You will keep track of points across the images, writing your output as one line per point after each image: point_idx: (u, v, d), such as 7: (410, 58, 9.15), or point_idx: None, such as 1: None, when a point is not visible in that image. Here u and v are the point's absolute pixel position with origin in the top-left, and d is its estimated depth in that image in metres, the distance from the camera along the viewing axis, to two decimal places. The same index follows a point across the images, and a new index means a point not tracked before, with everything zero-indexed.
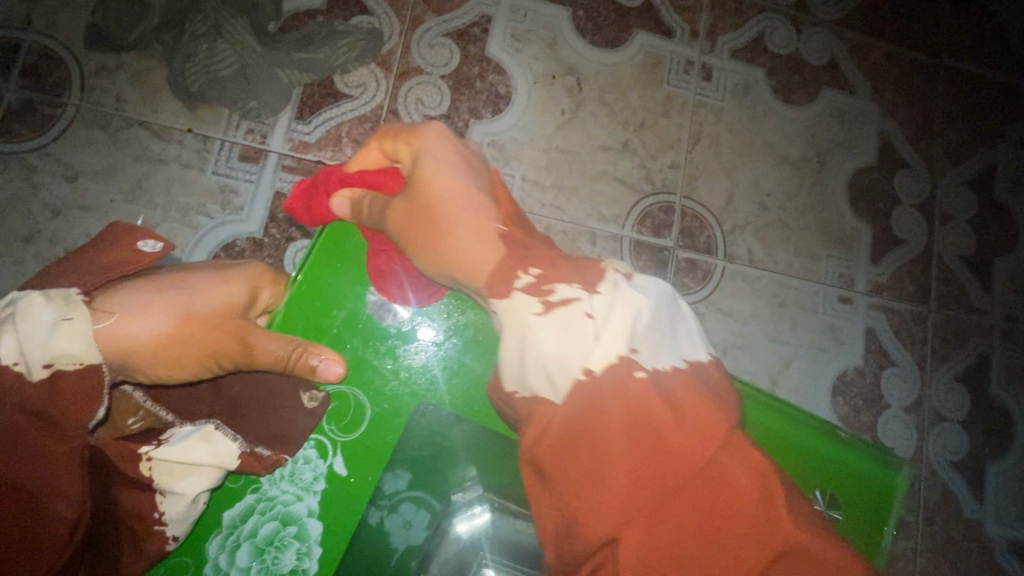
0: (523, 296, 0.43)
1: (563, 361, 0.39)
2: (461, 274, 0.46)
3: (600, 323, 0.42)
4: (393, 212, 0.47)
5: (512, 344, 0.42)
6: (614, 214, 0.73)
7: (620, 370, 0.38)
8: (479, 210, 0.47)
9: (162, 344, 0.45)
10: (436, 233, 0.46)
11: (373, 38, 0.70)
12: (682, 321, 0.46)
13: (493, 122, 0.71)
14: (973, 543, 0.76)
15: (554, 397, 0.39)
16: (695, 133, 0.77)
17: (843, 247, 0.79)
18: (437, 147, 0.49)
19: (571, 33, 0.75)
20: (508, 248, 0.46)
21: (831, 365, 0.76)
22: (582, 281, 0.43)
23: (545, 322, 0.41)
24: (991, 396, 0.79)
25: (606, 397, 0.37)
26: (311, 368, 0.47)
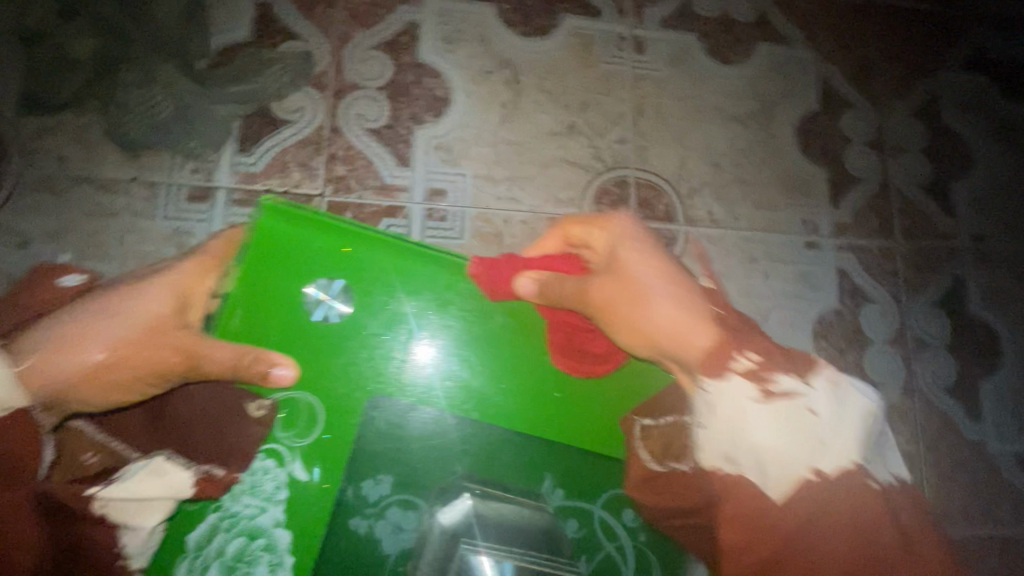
0: (739, 378, 0.58)
1: (783, 454, 0.56)
2: (670, 345, 0.59)
3: (811, 412, 0.58)
4: (592, 290, 0.60)
5: (728, 432, 0.56)
6: (571, 196, 0.73)
7: (854, 473, 0.58)
8: (690, 307, 0.62)
9: (91, 372, 0.51)
10: (635, 304, 0.60)
11: (304, 60, 0.70)
12: (886, 441, 0.63)
13: (435, 125, 0.72)
14: (979, 464, 0.76)
15: (762, 482, 0.56)
16: (639, 106, 0.77)
17: (802, 194, 0.79)
18: (626, 241, 0.66)
19: (500, 27, 0.76)
20: (719, 336, 0.61)
21: (810, 311, 0.76)
22: (792, 372, 0.61)
23: (759, 410, 0.57)
24: (972, 317, 0.80)
25: (838, 498, 0.56)
26: (261, 375, 0.53)
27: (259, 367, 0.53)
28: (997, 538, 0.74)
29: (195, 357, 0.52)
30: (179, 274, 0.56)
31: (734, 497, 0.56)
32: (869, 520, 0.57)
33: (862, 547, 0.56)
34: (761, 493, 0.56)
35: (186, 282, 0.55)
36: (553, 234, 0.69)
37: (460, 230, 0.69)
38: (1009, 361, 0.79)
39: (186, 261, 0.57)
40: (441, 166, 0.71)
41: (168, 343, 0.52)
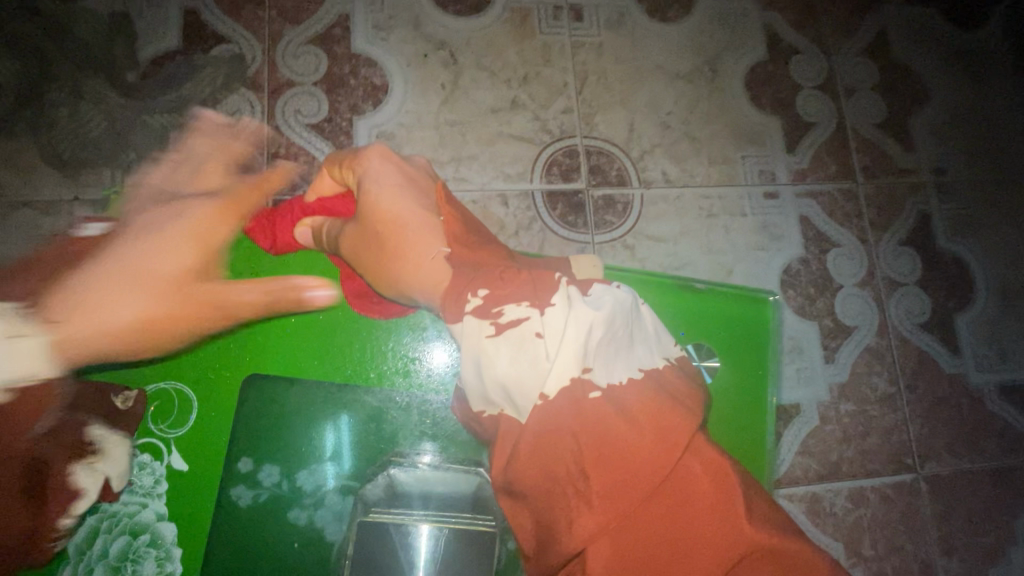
0: (475, 319, 0.52)
1: (523, 381, 0.49)
2: (411, 287, 0.56)
3: (539, 336, 0.50)
4: (341, 244, 0.58)
5: (472, 367, 0.51)
6: (520, 171, 0.73)
7: (575, 394, 0.48)
8: (429, 233, 0.57)
9: (125, 330, 0.53)
10: (382, 257, 0.56)
11: (237, 63, 0.70)
12: (644, 329, 0.55)
13: (376, 114, 0.71)
14: (962, 398, 0.75)
15: (516, 412, 0.50)
16: (581, 74, 0.77)
17: (756, 144, 0.78)
18: (375, 178, 0.59)
19: (433, 8, 0.75)
20: (459, 275, 0.55)
21: (775, 261, 0.75)
22: (531, 298, 0.52)
23: (494, 344, 0.51)
24: (940, 250, 0.78)
25: (568, 416, 0.48)
26: (301, 299, 0.59)
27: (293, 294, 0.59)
28: (985, 469, 0.73)
29: (221, 305, 0.57)
30: (190, 219, 0.59)
31: (506, 437, 0.50)
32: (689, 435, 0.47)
33: (594, 430, 0.47)
34: (506, 417, 0.51)
35: (204, 234, 0.59)
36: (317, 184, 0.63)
37: None
38: (982, 291, 0.78)
39: (192, 204, 0.60)
40: None
41: (197, 296, 0.56)
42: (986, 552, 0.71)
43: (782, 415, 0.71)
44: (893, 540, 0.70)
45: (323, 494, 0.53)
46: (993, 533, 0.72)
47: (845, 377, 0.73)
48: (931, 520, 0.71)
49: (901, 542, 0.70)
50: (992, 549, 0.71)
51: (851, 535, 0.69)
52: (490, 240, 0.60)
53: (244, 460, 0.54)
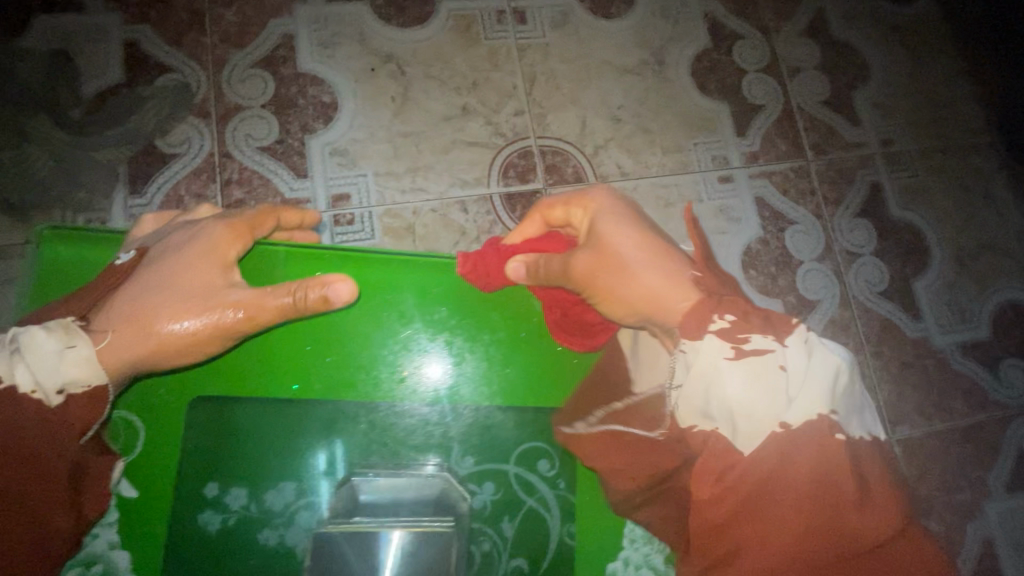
0: (717, 340, 0.46)
1: (754, 410, 0.44)
2: (649, 312, 0.49)
3: (784, 370, 0.45)
4: (571, 269, 0.51)
5: (698, 386, 0.46)
6: (477, 176, 0.73)
7: (823, 431, 0.43)
8: (663, 255, 0.51)
9: (166, 344, 0.46)
10: (617, 276, 0.50)
11: (182, 91, 0.70)
12: (863, 395, 0.48)
13: (328, 131, 0.72)
14: (927, 360, 0.77)
15: (735, 436, 0.45)
16: (530, 75, 0.78)
17: (706, 131, 0.80)
18: (613, 213, 0.53)
19: (376, 22, 0.75)
20: (706, 293, 0.49)
21: (734, 243, 0.77)
22: (776, 333, 0.46)
23: (736, 368, 0.45)
24: (894, 219, 0.80)
25: (807, 453, 0.43)
26: (319, 299, 0.48)
27: (312, 295, 0.48)
28: (955, 428, 0.75)
29: (254, 313, 0.47)
30: (202, 238, 0.49)
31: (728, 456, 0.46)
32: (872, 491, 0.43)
33: (813, 468, 0.43)
34: (732, 448, 0.45)
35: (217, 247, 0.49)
36: (261, 214, 0.53)
37: (370, 228, 0.70)
38: (937, 255, 0.80)
39: (207, 223, 0.51)
40: (341, 170, 0.71)
41: (225, 300, 0.47)
42: (963, 508, 0.73)
43: None
44: None
45: (292, 512, 0.49)
46: (967, 489, 0.74)
47: None
48: (907, 482, 0.73)
49: None
50: (968, 505, 0.73)
51: None
52: (719, 272, 0.55)
53: (211, 484, 0.49)
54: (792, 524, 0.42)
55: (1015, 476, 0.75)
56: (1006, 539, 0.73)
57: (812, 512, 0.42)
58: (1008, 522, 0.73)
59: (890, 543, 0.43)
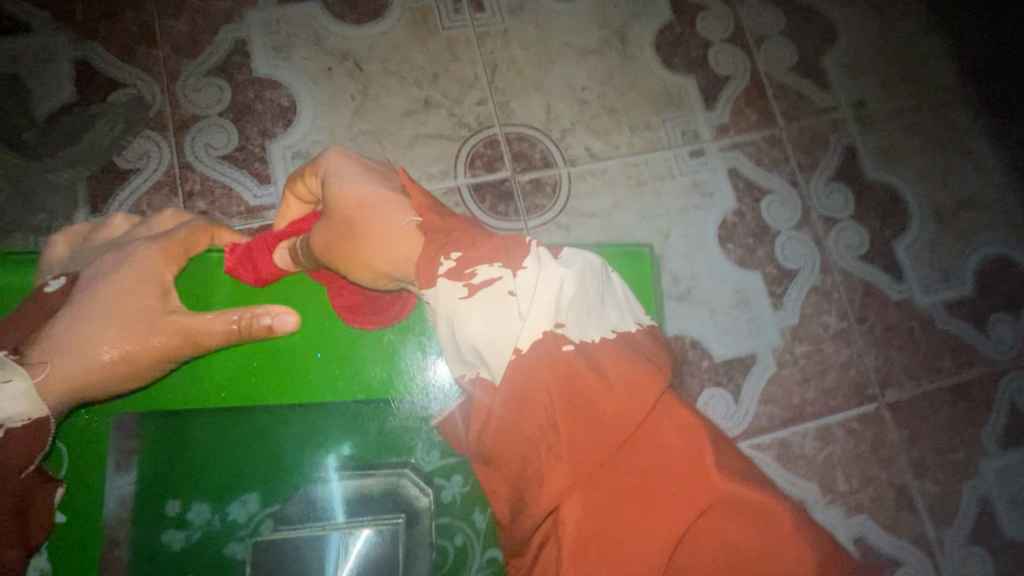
0: (449, 280, 0.47)
1: (493, 341, 0.45)
2: (390, 267, 0.49)
3: (512, 294, 0.46)
4: (313, 236, 0.51)
5: (447, 333, 0.48)
6: (443, 169, 0.72)
7: (549, 347, 0.44)
8: (392, 204, 0.51)
9: (112, 369, 0.48)
10: (349, 234, 0.49)
11: (137, 105, 0.69)
12: (614, 287, 0.52)
13: (288, 135, 0.71)
14: (912, 321, 0.76)
15: (489, 374, 0.46)
16: (490, 63, 0.76)
17: (674, 106, 0.79)
18: (343, 168, 0.53)
19: (330, 21, 0.74)
20: (422, 229, 0.49)
21: (709, 218, 0.76)
22: (506, 259, 0.48)
23: (469, 305, 0.46)
24: (870, 181, 0.79)
25: (541, 373, 0.43)
26: (266, 328, 0.52)
27: (255, 324, 0.51)
28: (945, 388, 0.74)
29: (197, 333, 0.50)
30: (137, 263, 0.52)
31: (479, 414, 0.46)
32: (668, 403, 0.45)
33: (570, 396, 0.42)
34: (483, 386, 0.46)
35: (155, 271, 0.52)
36: (194, 233, 0.56)
37: None
38: (917, 214, 0.79)
39: (140, 246, 0.54)
40: None
41: (170, 324, 0.49)
42: (957, 468, 0.72)
43: (739, 366, 0.72)
44: (866, 472, 0.71)
45: (257, 526, 0.44)
46: (961, 448, 0.73)
47: (796, 320, 0.74)
48: (899, 445, 0.72)
49: (874, 473, 0.71)
50: (962, 464, 0.73)
51: (824, 474, 0.70)
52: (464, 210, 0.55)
53: (170, 503, 0.45)
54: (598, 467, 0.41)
55: (1009, 432, 0.74)
56: (1003, 495, 0.72)
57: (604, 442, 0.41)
58: (1003, 478, 0.73)
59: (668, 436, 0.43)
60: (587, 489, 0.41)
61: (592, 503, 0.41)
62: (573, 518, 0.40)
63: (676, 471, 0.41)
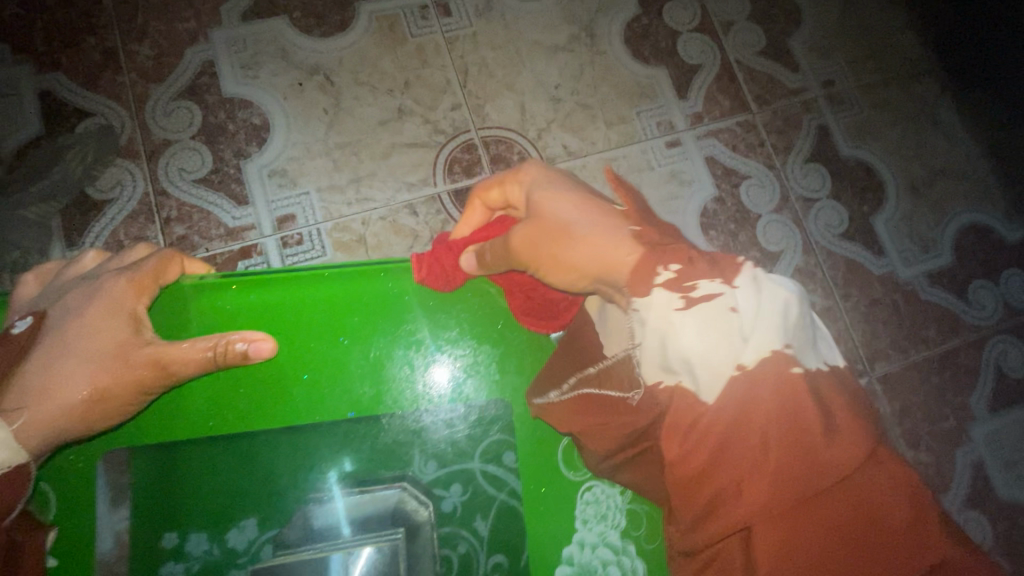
0: (664, 290, 0.44)
1: (711, 358, 0.42)
2: (602, 274, 0.48)
3: (734, 312, 0.42)
4: (514, 241, 0.49)
5: (654, 344, 0.44)
6: (422, 176, 0.72)
7: (777, 366, 0.41)
8: (607, 220, 0.49)
9: (83, 410, 0.44)
10: (561, 240, 0.48)
11: (106, 134, 0.68)
12: (816, 327, 0.47)
13: (262, 153, 0.70)
14: (896, 294, 0.77)
15: (695, 384, 0.42)
16: (462, 68, 0.76)
17: (647, 98, 0.79)
18: (546, 184, 0.52)
19: (297, 35, 0.74)
20: (646, 247, 0.47)
21: (691, 207, 0.76)
22: (725, 276, 0.45)
23: (684, 317, 0.43)
24: (845, 159, 0.80)
25: (767, 396, 0.40)
26: (240, 354, 0.47)
27: (232, 350, 0.47)
28: (932, 357, 0.75)
29: (169, 365, 0.45)
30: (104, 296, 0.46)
31: (676, 420, 0.43)
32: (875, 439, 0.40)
33: (784, 421, 0.40)
34: (688, 395, 0.43)
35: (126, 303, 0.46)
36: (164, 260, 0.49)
37: (320, 245, 0.68)
38: (893, 189, 0.80)
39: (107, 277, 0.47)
40: (283, 191, 0.69)
41: (144, 358, 0.45)
42: (949, 435, 0.74)
43: None
44: None
45: (258, 551, 0.45)
46: (952, 416, 0.74)
47: None
48: (892, 417, 0.73)
49: None
50: (954, 431, 0.74)
51: None
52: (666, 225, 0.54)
53: (168, 534, 0.45)
54: (782, 491, 0.38)
55: (997, 396, 0.75)
56: (995, 459, 0.74)
57: (815, 475, 0.38)
58: (994, 442, 0.74)
59: (858, 473, 0.39)
60: (774, 526, 0.38)
61: (790, 531, 0.38)
62: (762, 556, 0.38)
63: (890, 524, 0.38)
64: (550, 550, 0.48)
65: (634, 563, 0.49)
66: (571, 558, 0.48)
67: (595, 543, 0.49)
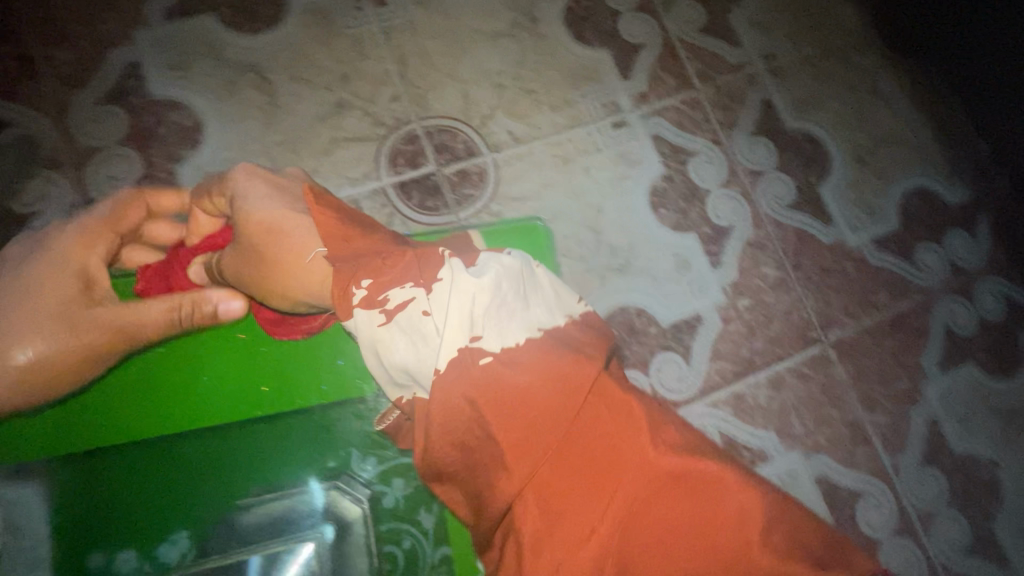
0: (363, 310, 0.45)
1: (426, 365, 0.43)
2: (286, 299, 0.49)
3: (426, 314, 0.44)
4: (223, 262, 0.50)
5: (372, 358, 0.46)
6: (365, 171, 0.70)
7: (460, 361, 0.42)
8: (281, 231, 0.48)
9: (26, 372, 0.46)
10: (256, 268, 0.49)
11: (28, 144, 0.65)
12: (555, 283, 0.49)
13: (197, 156, 0.68)
14: (845, 261, 0.78)
15: (396, 384, 0.46)
16: (400, 58, 0.75)
17: (592, 80, 0.78)
18: (244, 173, 0.52)
19: (226, 32, 0.71)
20: (331, 264, 0.47)
21: (640, 186, 0.76)
22: (416, 275, 0.45)
23: (387, 332, 0.44)
24: (790, 131, 0.81)
25: (477, 397, 0.41)
26: (211, 314, 0.52)
27: (202, 312, 0.51)
28: (884, 321, 0.77)
29: (132, 330, 0.49)
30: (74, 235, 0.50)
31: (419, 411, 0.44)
32: (629, 401, 0.43)
33: (512, 400, 0.40)
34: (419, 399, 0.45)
35: (75, 259, 0.49)
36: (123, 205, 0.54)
37: None
38: (838, 158, 0.81)
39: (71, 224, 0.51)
40: None
41: (95, 321, 0.47)
42: (904, 396, 0.75)
43: (686, 328, 0.73)
44: (820, 412, 0.73)
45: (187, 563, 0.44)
46: (905, 376, 0.76)
47: (735, 276, 0.75)
48: (847, 382, 0.74)
49: (827, 412, 0.73)
50: (908, 391, 0.75)
51: (781, 420, 0.72)
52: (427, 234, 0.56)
53: (96, 555, 0.45)
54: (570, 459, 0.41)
55: (948, 354, 0.77)
56: (949, 415, 0.75)
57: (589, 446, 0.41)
58: (947, 399, 0.76)
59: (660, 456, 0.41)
60: (538, 494, 0.40)
61: (537, 502, 0.40)
62: (527, 526, 0.40)
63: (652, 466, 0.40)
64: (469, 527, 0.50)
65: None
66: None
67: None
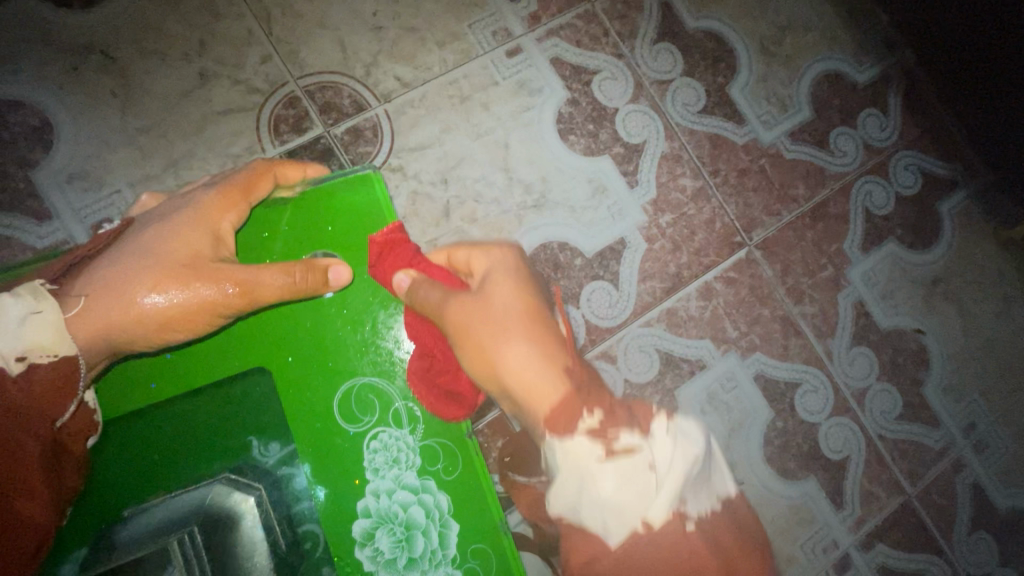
0: (585, 440, 0.44)
1: (625, 505, 0.41)
2: (521, 398, 0.49)
3: (652, 468, 0.42)
4: (450, 311, 0.50)
5: (572, 484, 0.43)
6: (247, 146, 0.65)
7: (675, 530, 0.39)
8: (543, 337, 0.50)
9: (151, 314, 0.45)
10: (495, 344, 0.49)
11: None
12: (626, 267, 0.72)
13: (52, 158, 0.62)
14: (761, 159, 0.77)
15: (603, 526, 0.41)
16: (263, 13, 0.68)
17: (476, 7, 0.73)
18: (508, 270, 0.53)
19: (56, 12, 0.63)
20: (576, 389, 0.48)
21: (545, 115, 0.73)
22: (638, 425, 0.45)
23: (604, 472, 0.42)
24: (692, 33, 0.77)
25: (666, 564, 0.38)
26: (323, 280, 0.50)
27: (313, 274, 0.49)
28: (804, 213, 0.77)
29: (244, 284, 0.46)
30: (195, 207, 0.49)
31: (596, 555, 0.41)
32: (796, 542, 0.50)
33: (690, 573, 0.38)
34: (592, 536, 0.42)
35: (211, 219, 0.48)
36: (254, 175, 0.51)
37: None
38: (745, 54, 0.78)
39: (199, 191, 0.50)
40: (90, 194, 0.62)
41: (217, 273, 0.46)
42: (830, 284, 0.77)
43: (611, 254, 0.72)
44: (751, 313, 0.74)
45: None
46: (830, 264, 0.77)
47: (654, 192, 0.74)
48: (773, 280, 0.75)
49: (758, 312, 0.74)
50: (833, 279, 0.77)
51: (714, 328, 0.73)
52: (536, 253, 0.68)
53: None
54: None
55: (868, 236, 0.78)
56: (873, 295, 0.78)
57: None
58: (871, 279, 0.78)
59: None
60: None
61: None
62: None
63: None
64: (347, 506, 0.48)
65: (437, 497, 0.49)
66: (367, 510, 0.48)
67: (391, 488, 0.49)
